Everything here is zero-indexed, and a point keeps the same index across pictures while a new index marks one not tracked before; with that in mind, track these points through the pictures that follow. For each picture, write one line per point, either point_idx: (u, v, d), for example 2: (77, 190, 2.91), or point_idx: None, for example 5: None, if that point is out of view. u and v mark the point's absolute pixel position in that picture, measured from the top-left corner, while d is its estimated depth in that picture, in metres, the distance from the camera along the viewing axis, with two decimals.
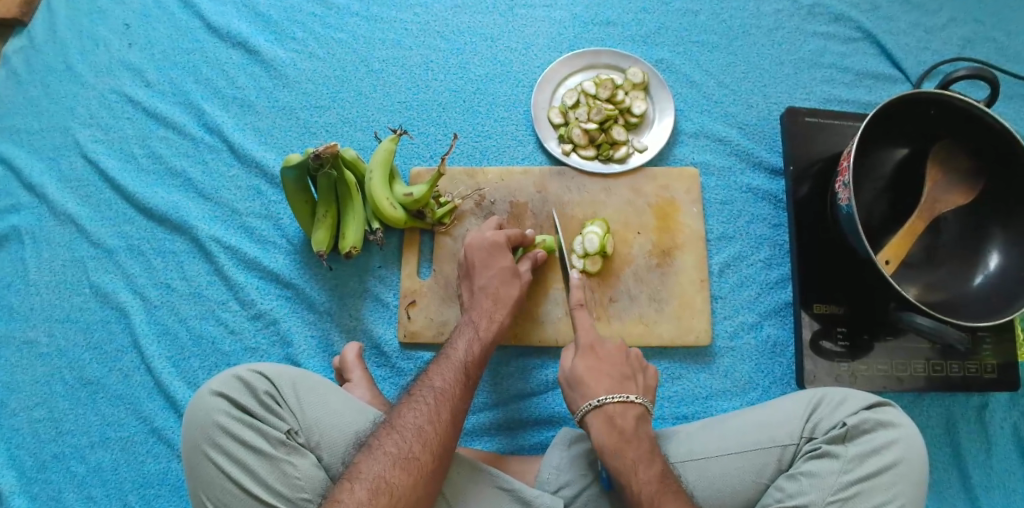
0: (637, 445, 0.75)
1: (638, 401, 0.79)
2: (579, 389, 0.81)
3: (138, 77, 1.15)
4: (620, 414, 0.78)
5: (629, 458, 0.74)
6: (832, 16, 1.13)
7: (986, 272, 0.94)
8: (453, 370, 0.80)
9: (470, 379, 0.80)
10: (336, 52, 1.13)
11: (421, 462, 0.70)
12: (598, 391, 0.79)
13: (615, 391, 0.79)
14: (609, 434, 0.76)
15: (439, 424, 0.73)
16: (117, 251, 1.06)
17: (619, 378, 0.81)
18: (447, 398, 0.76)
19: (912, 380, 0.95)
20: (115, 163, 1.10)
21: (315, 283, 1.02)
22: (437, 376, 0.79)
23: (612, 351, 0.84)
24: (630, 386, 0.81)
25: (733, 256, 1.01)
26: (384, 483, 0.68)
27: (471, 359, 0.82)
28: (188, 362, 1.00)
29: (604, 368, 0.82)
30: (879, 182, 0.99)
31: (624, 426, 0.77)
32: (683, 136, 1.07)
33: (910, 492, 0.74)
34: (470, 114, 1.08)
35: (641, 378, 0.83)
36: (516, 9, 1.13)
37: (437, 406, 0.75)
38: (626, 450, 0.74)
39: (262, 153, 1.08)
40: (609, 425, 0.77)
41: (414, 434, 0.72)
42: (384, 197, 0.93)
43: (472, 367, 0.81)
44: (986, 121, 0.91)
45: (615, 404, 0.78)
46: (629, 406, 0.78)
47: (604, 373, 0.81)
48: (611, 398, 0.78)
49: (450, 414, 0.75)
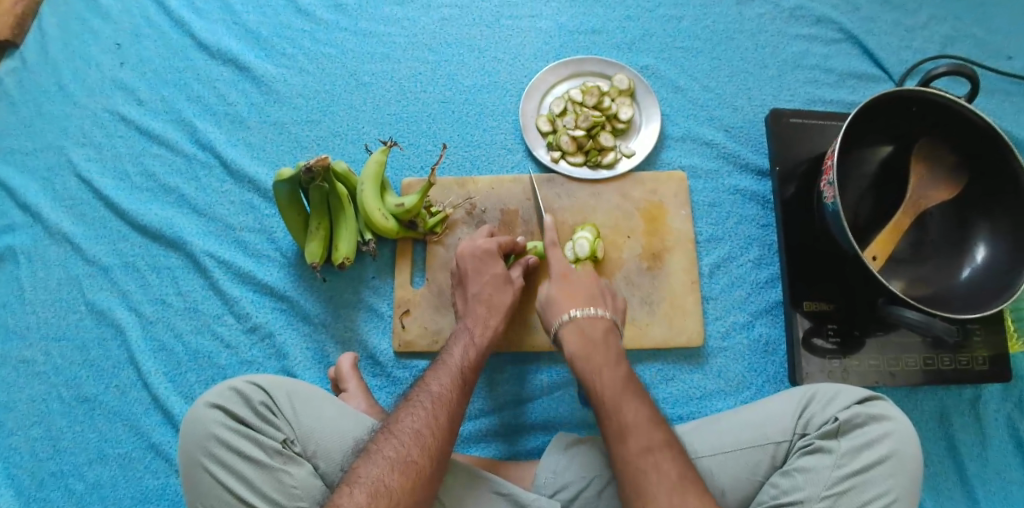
0: (605, 352, 0.80)
1: (605, 314, 0.84)
2: (552, 310, 0.86)
3: (130, 96, 1.16)
4: (590, 324, 0.83)
5: (596, 362, 0.79)
6: (813, 19, 1.15)
7: (973, 264, 0.95)
8: (450, 376, 0.80)
9: (466, 383, 0.81)
10: (326, 66, 1.14)
11: (418, 466, 0.71)
12: (569, 308, 0.85)
13: (584, 307, 0.84)
14: (579, 343, 0.81)
15: (437, 429, 0.74)
16: (112, 269, 1.07)
17: (590, 295, 0.87)
18: (444, 402, 0.77)
19: (903, 375, 0.96)
20: (109, 181, 1.11)
21: (309, 295, 1.02)
22: (434, 381, 0.79)
23: (583, 277, 0.88)
24: (599, 302, 0.86)
25: (722, 257, 1.02)
26: (383, 487, 0.68)
27: (466, 364, 0.83)
28: (184, 376, 1.01)
29: (575, 289, 0.87)
30: (864, 181, 1.01)
31: (593, 336, 0.82)
32: (670, 141, 1.08)
33: (905, 484, 0.75)
34: (460, 125, 1.09)
35: (611, 300, 0.88)
36: (502, 20, 1.15)
37: (434, 411, 0.75)
38: (593, 357, 0.79)
39: (255, 168, 1.10)
40: (580, 337, 0.82)
41: (413, 438, 0.73)
42: (376, 208, 0.94)
43: (468, 372, 0.82)
44: (966, 115, 0.93)
45: (584, 316, 0.83)
46: (599, 319, 0.83)
47: (575, 293, 0.86)
48: (581, 311, 0.83)
49: (447, 417, 0.76)
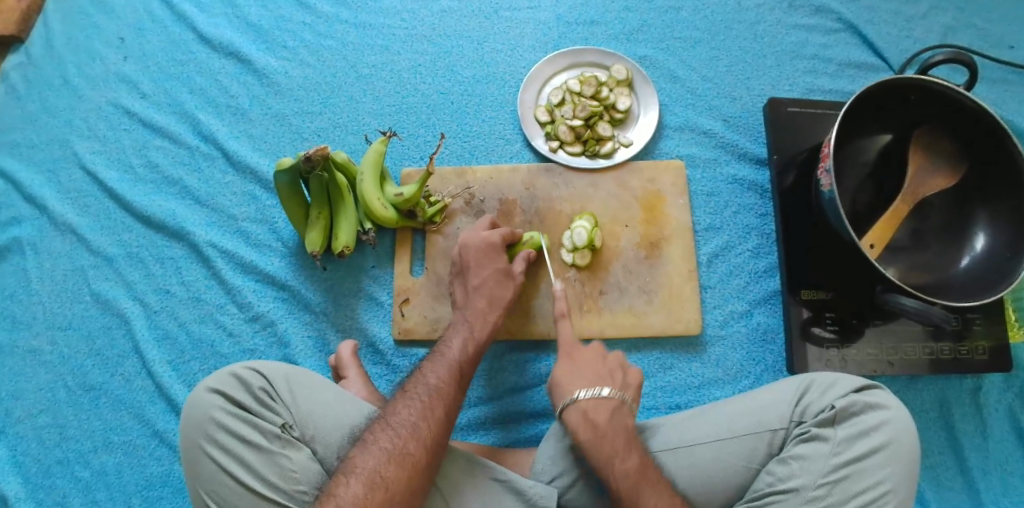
0: (613, 439, 0.77)
1: (612, 394, 0.81)
2: (559, 390, 0.83)
3: (134, 89, 1.17)
4: (595, 409, 0.79)
5: (605, 453, 0.76)
6: (813, 9, 1.15)
7: (972, 253, 0.97)
8: (447, 369, 0.81)
9: (464, 377, 0.82)
10: (326, 58, 1.15)
11: (415, 459, 0.72)
12: (574, 389, 0.82)
13: (588, 387, 0.81)
14: (585, 429, 0.78)
15: (433, 422, 0.75)
16: (116, 259, 1.08)
17: (596, 374, 0.84)
18: (441, 395, 0.78)
19: (901, 363, 0.97)
20: (113, 173, 1.13)
21: (310, 284, 1.03)
22: (431, 374, 0.81)
23: (590, 356, 0.86)
24: (605, 381, 0.83)
25: (721, 246, 1.02)
26: (379, 478, 0.69)
27: (464, 358, 0.84)
28: (187, 365, 1.02)
29: (582, 369, 0.84)
30: (863, 169, 1.02)
31: (598, 420, 0.78)
32: (668, 131, 1.08)
33: (900, 473, 0.76)
34: (459, 115, 1.10)
35: (620, 375, 0.84)
36: (501, 12, 1.15)
37: (431, 404, 0.77)
38: (602, 446, 0.76)
39: (256, 159, 1.11)
40: (583, 421, 0.79)
41: (408, 429, 0.73)
42: (375, 197, 0.95)
43: (465, 366, 0.83)
44: (960, 102, 0.94)
45: (589, 399, 0.80)
46: (602, 401, 0.80)
47: (583, 374, 0.84)
48: (586, 392, 0.80)
49: (444, 411, 0.77)
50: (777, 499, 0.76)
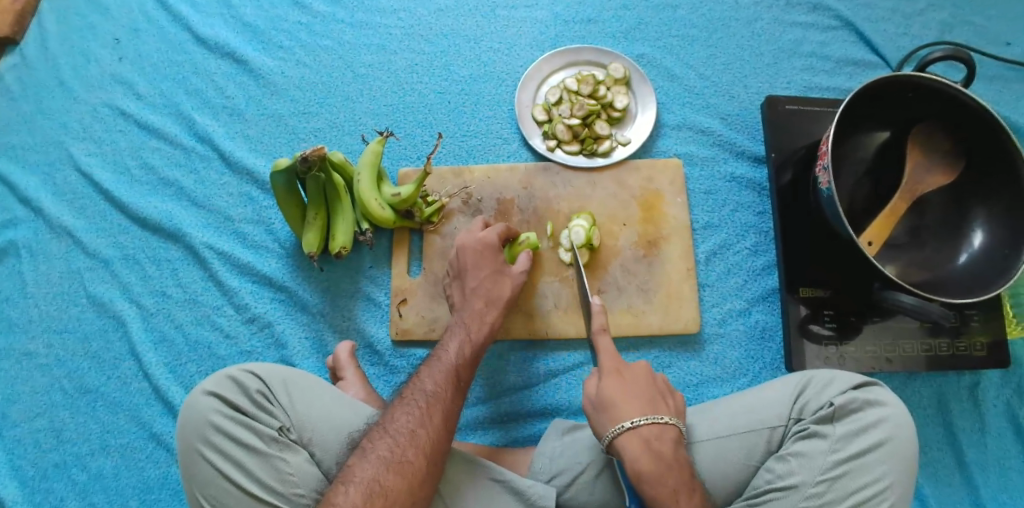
0: (678, 473, 0.72)
1: (671, 422, 0.76)
2: (606, 411, 0.76)
3: (129, 90, 1.17)
4: (658, 438, 0.74)
5: (669, 489, 0.71)
6: (810, 6, 1.15)
7: (970, 250, 0.97)
8: (444, 373, 0.81)
9: (461, 382, 0.82)
10: (322, 58, 1.14)
11: (414, 467, 0.71)
12: (630, 414, 0.75)
13: (648, 414, 0.75)
14: (646, 458, 0.72)
15: (432, 428, 0.75)
16: (113, 261, 1.08)
17: (648, 396, 0.78)
18: (439, 400, 0.78)
19: (901, 360, 0.97)
20: (109, 175, 1.12)
21: (307, 285, 1.03)
22: (428, 379, 0.80)
23: (639, 373, 0.80)
24: (661, 407, 0.77)
25: (719, 244, 1.02)
26: (379, 485, 0.69)
27: (461, 362, 0.84)
28: (184, 367, 1.02)
29: (635, 390, 0.78)
30: (860, 166, 1.02)
31: (662, 450, 0.73)
32: (666, 129, 1.07)
33: (899, 469, 0.76)
34: (455, 115, 1.09)
35: (671, 399, 0.79)
36: (497, 10, 1.14)
37: (429, 410, 0.76)
38: (668, 479, 0.71)
39: (253, 160, 1.10)
40: (646, 450, 0.73)
41: (407, 436, 0.73)
42: (372, 198, 0.95)
43: (462, 370, 0.83)
44: (963, 101, 0.94)
45: (650, 426, 0.74)
46: (664, 430, 0.75)
47: (634, 394, 0.77)
48: (645, 419, 0.74)
49: (442, 416, 0.76)
50: (776, 496, 0.76)
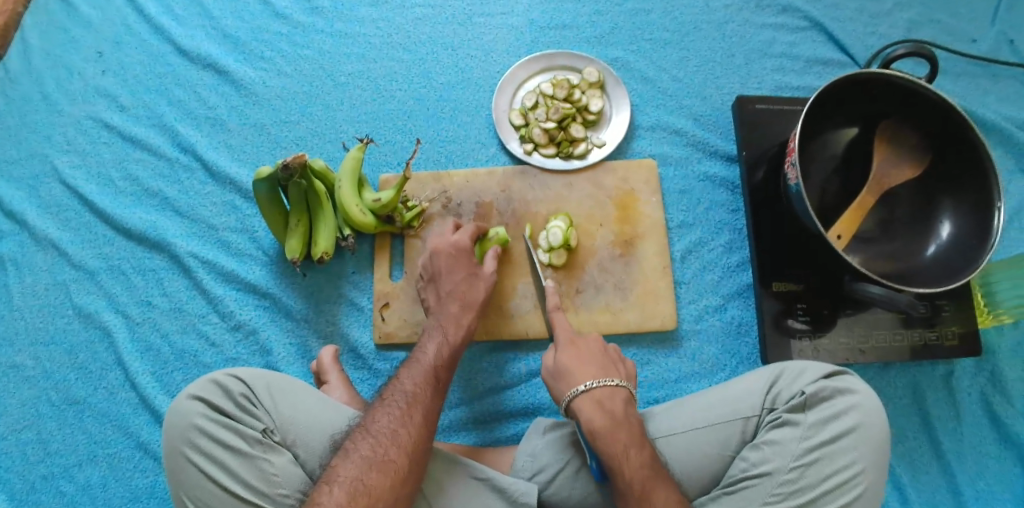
0: (628, 429, 0.77)
1: (622, 384, 0.82)
2: (564, 378, 0.83)
3: (112, 102, 1.18)
4: (609, 398, 0.79)
5: (619, 443, 0.75)
6: (779, 8, 1.18)
7: (938, 241, 0.99)
8: (423, 374, 0.83)
9: (440, 381, 0.83)
10: (302, 67, 1.16)
11: (396, 465, 0.73)
12: (583, 378, 0.82)
13: (600, 377, 0.81)
14: (598, 416, 0.78)
15: (413, 427, 0.76)
16: (98, 272, 1.09)
17: (601, 363, 0.84)
18: (418, 400, 0.79)
19: (873, 352, 0.99)
20: (93, 188, 1.13)
21: (291, 292, 1.04)
22: (408, 380, 0.82)
23: (593, 345, 0.86)
24: (613, 372, 0.84)
25: (694, 243, 1.04)
26: (362, 485, 0.70)
27: (440, 363, 0.85)
28: (171, 376, 1.03)
29: (587, 357, 0.85)
30: (831, 163, 1.04)
31: (613, 409, 0.78)
32: (640, 131, 1.10)
33: (870, 454, 0.79)
34: (434, 121, 1.11)
35: (623, 368, 0.86)
36: (474, 18, 1.16)
37: (409, 410, 0.78)
38: (618, 433, 0.76)
39: (235, 169, 1.12)
40: (598, 409, 0.78)
41: (389, 437, 0.75)
42: (353, 204, 0.97)
43: (441, 370, 0.84)
44: (931, 98, 0.97)
45: (601, 387, 0.80)
46: (615, 391, 0.80)
47: (587, 362, 0.84)
48: (597, 382, 0.81)
49: (422, 415, 0.78)
50: (751, 483, 0.79)
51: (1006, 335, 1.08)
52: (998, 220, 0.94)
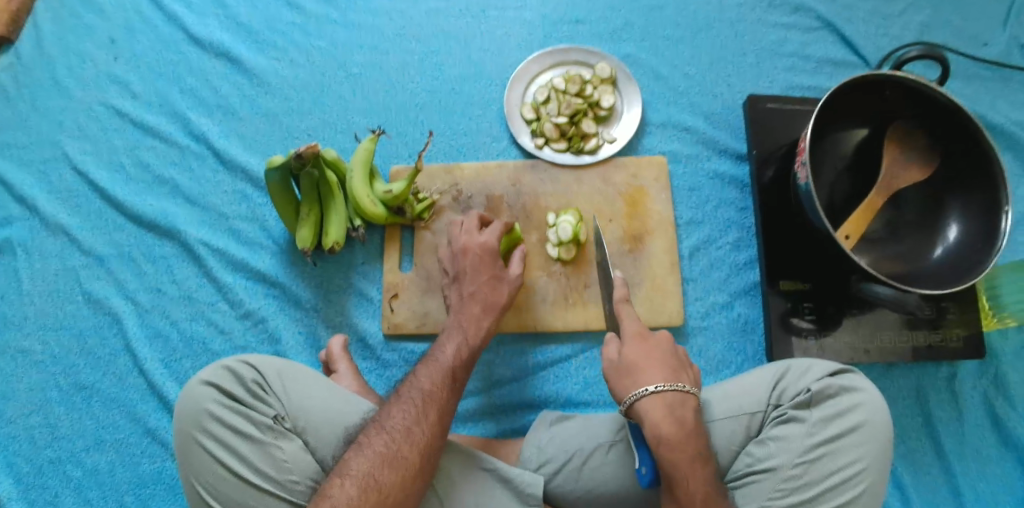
0: (694, 441, 0.77)
1: (691, 391, 0.81)
2: (629, 378, 0.81)
3: (124, 89, 1.19)
4: (681, 406, 0.79)
5: (686, 455, 0.76)
6: (792, 7, 1.18)
7: (944, 243, 1.00)
8: (440, 373, 0.83)
9: (457, 381, 0.84)
10: (315, 58, 1.16)
11: (408, 462, 0.74)
12: (652, 380, 0.80)
13: (671, 382, 0.80)
14: (668, 424, 0.77)
15: (427, 426, 0.77)
16: (108, 259, 1.10)
17: (671, 366, 0.82)
18: (434, 399, 0.80)
19: (879, 352, 1.00)
20: (104, 174, 1.14)
21: (300, 281, 1.05)
22: (425, 378, 0.82)
23: (663, 345, 0.84)
24: (682, 376, 0.82)
25: (703, 240, 1.05)
26: (373, 481, 0.72)
27: (458, 363, 0.85)
28: (179, 363, 1.04)
29: (657, 359, 0.82)
30: (841, 162, 1.04)
31: (683, 417, 0.78)
32: (651, 128, 1.10)
33: (874, 452, 0.79)
34: (445, 114, 1.11)
35: (691, 371, 0.84)
36: (487, 11, 1.16)
37: (425, 408, 0.78)
38: (687, 446, 0.76)
39: (247, 158, 1.12)
40: (670, 416, 0.78)
41: (402, 434, 0.75)
42: (365, 194, 0.98)
43: (458, 370, 0.85)
44: (943, 103, 0.98)
45: (672, 393, 0.79)
46: (686, 398, 0.80)
47: (659, 364, 0.82)
48: (670, 387, 0.79)
49: (437, 414, 0.78)
50: (755, 478, 0.80)
51: (1010, 338, 1.09)
52: (1005, 223, 0.94)
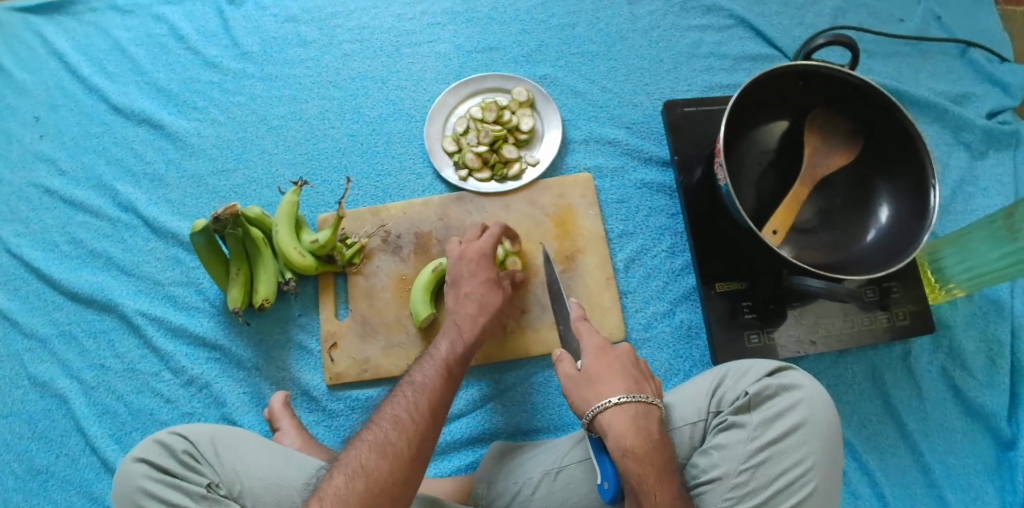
0: (661, 451, 0.74)
1: (656, 401, 0.78)
2: (591, 391, 0.79)
3: (52, 167, 1.18)
4: (646, 416, 0.76)
5: (653, 467, 0.73)
6: (704, 8, 1.19)
7: (877, 226, 0.99)
8: (434, 366, 0.80)
9: (453, 375, 0.80)
10: (236, 115, 1.17)
11: (397, 449, 0.70)
12: (613, 392, 0.78)
13: (632, 392, 0.77)
14: (632, 434, 0.74)
15: (418, 414, 0.73)
16: (50, 339, 1.09)
17: (633, 379, 0.80)
18: (425, 388, 0.76)
19: (825, 342, 0.99)
20: (39, 254, 1.13)
21: (240, 341, 1.04)
22: (418, 372, 0.79)
23: (624, 357, 0.82)
24: (645, 387, 0.80)
25: (636, 251, 1.05)
26: (362, 467, 0.68)
27: (452, 356, 0.82)
28: (130, 435, 1.03)
29: (617, 370, 0.80)
30: (768, 156, 1.03)
31: (650, 428, 0.76)
32: (574, 145, 1.10)
33: (819, 448, 0.78)
34: (369, 156, 1.12)
35: (654, 383, 0.82)
36: (402, 49, 1.17)
37: (415, 397, 0.75)
38: (655, 456, 0.73)
39: (177, 223, 1.12)
40: (633, 427, 0.75)
41: (391, 422, 0.72)
42: (292, 246, 0.97)
43: (454, 364, 0.81)
44: (856, 84, 0.97)
45: (633, 403, 0.76)
46: (650, 408, 0.77)
47: (618, 376, 0.80)
48: (631, 398, 0.77)
49: (428, 403, 0.75)
50: (705, 489, 0.79)
51: (958, 307, 1.08)
52: (935, 198, 0.94)
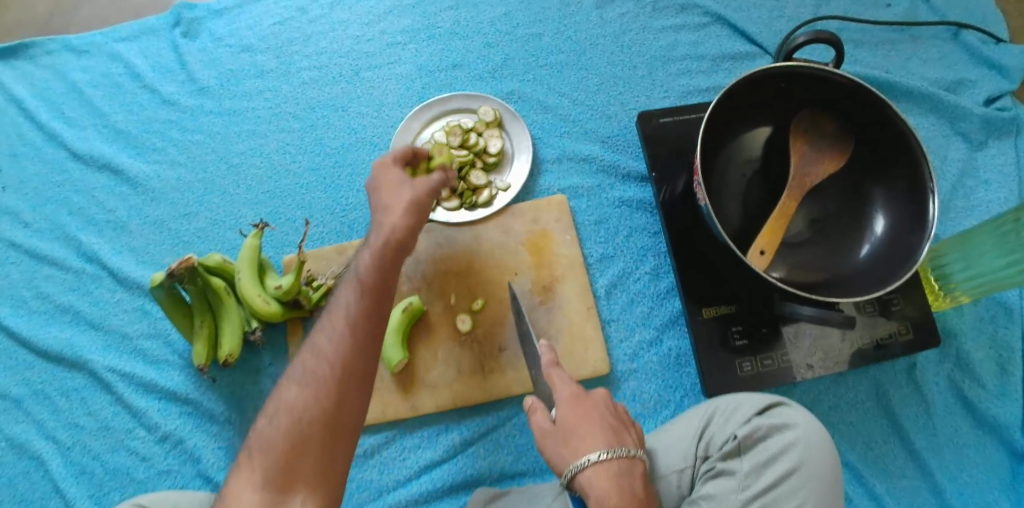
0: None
1: (639, 454, 0.72)
2: (569, 445, 0.73)
3: (15, 219, 1.14)
4: (629, 473, 0.71)
5: None
6: (677, 7, 1.11)
7: (874, 236, 0.91)
8: (310, 355, 0.71)
9: (329, 360, 0.70)
10: (196, 154, 1.12)
11: (261, 464, 0.67)
12: (593, 448, 0.72)
13: (613, 447, 0.72)
14: (616, 495, 0.68)
15: (279, 421, 0.68)
16: (24, 400, 1.05)
17: (613, 430, 0.74)
18: (295, 388, 0.70)
19: (823, 364, 0.93)
20: (6, 311, 1.09)
21: (212, 394, 1.01)
22: (298, 366, 0.72)
23: (601, 404, 0.76)
24: (626, 438, 0.74)
25: (618, 275, 0.99)
26: (228, 488, 0.67)
27: (331, 337, 0.71)
28: (110, 495, 0.99)
29: (594, 420, 0.74)
30: (754, 165, 0.96)
31: (635, 486, 0.70)
32: (546, 165, 1.05)
33: (817, 495, 0.72)
34: (333, 190, 1.07)
35: (635, 431, 0.76)
36: (361, 73, 1.12)
37: (285, 399, 0.70)
38: None
39: (141, 272, 1.08)
40: (616, 486, 0.69)
41: (259, 438, 0.69)
42: (256, 294, 0.92)
43: (331, 346, 0.71)
44: (843, 83, 0.89)
45: (615, 459, 0.71)
46: (632, 463, 0.71)
47: (598, 428, 0.74)
48: (612, 454, 0.71)
49: (291, 407, 0.69)
50: None
51: (965, 313, 1.01)
52: (933, 204, 0.86)
